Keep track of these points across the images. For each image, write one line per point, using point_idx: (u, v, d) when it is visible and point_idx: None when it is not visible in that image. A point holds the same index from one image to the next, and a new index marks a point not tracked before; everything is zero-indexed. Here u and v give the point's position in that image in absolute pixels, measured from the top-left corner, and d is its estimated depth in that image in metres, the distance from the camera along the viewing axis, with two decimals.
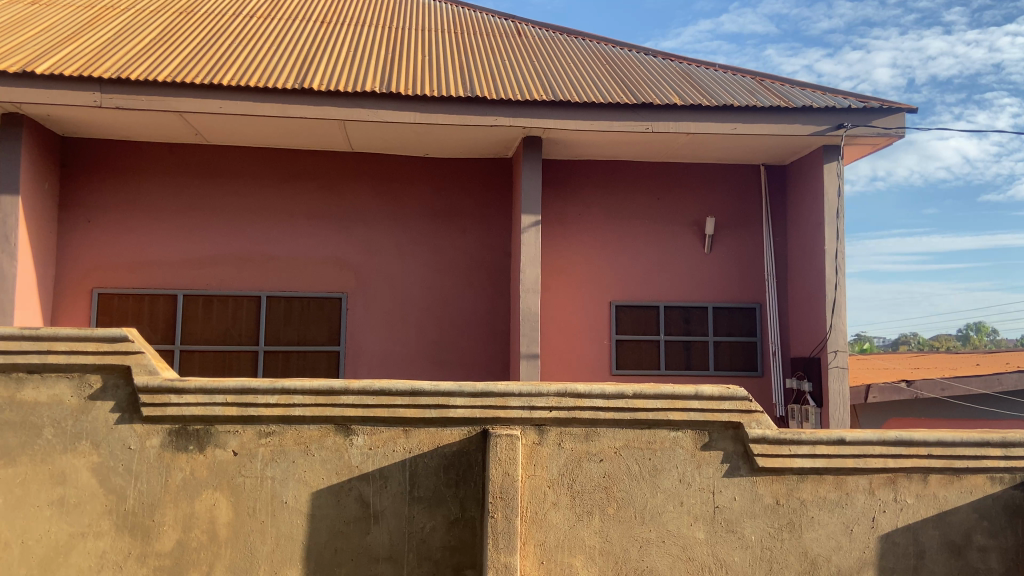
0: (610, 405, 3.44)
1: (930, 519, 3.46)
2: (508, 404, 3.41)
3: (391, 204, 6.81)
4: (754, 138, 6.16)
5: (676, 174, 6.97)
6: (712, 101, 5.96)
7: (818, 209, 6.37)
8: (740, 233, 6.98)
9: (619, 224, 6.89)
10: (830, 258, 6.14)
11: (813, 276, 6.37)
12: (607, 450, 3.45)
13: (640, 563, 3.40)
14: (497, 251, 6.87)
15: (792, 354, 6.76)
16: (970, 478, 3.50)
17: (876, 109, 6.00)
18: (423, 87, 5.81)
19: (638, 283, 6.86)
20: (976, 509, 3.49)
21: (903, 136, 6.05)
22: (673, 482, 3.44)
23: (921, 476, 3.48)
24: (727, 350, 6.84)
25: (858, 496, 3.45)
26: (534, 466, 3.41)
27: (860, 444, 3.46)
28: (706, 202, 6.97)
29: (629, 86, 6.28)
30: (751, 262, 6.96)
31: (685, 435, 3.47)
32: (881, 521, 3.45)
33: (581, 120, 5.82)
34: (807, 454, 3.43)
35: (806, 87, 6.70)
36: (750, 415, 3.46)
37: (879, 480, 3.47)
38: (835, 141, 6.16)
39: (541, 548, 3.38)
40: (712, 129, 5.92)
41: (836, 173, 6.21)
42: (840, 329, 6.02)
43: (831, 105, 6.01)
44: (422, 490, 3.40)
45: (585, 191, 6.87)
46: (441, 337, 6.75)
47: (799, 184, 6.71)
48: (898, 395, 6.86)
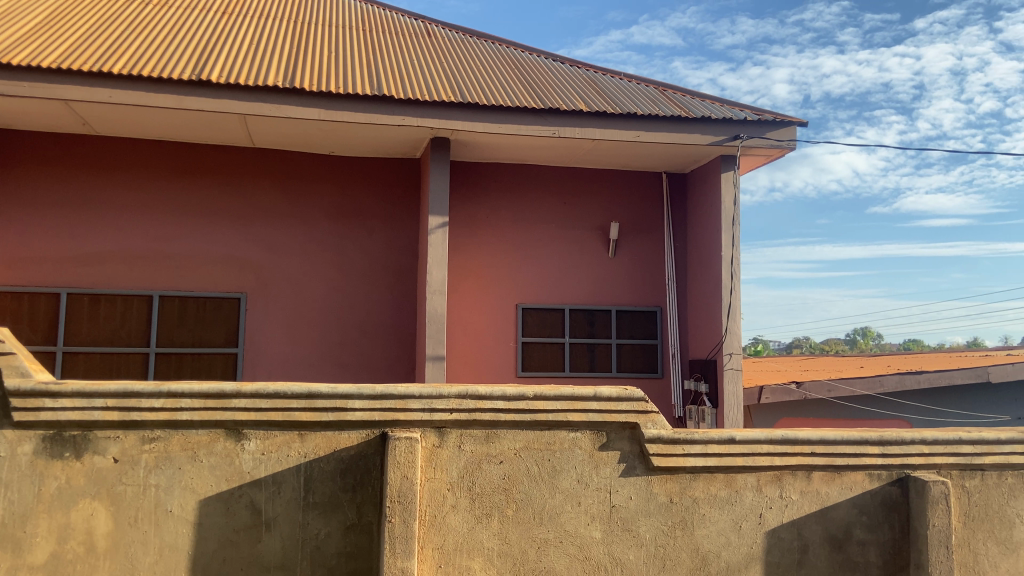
0: (510, 407, 3.45)
1: (813, 515, 3.62)
2: (408, 407, 3.37)
3: (294, 202, 6.64)
4: (657, 146, 6.33)
5: (583, 179, 7.08)
6: (618, 108, 6.09)
7: (715, 217, 6.60)
8: (643, 238, 7.15)
9: (527, 228, 6.94)
10: (726, 264, 6.37)
11: (710, 281, 6.60)
12: (506, 452, 3.46)
13: (538, 564, 3.43)
14: (403, 252, 6.80)
15: (690, 356, 6.98)
16: (850, 475, 3.66)
17: (770, 121, 6.28)
18: (329, 84, 5.70)
19: (544, 286, 6.93)
20: (856, 504, 3.65)
21: (795, 148, 6.35)
22: (571, 483, 3.48)
23: (805, 472, 3.63)
24: (629, 352, 6.99)
25: (746, 493, 3.59)
26: (434, 469, 3.39)
27: (749, 443, 3.59)
28: (611, 207, 7.12)
29: (537, 91, 6.34)
30: (653, 266, 7.15)
31: (584, 435, 3.52)
32: (767, 517, 3.59)
33: (489, 123, 5.83)
34: (699, 452, 3.54)
35: (706, 98, 6.94)
36: (647, 415, 3.54)
37: (767, 477, 3.61)
38: (732, 152, 6.40)
39: (439, 552, 3.35)
40: (617, 136, 6.04)
41: (732, 182, 6.45)
42: (734, 332, 6.26)
43: (728, 116, 6.25)
44: (317, 495, 3.31)
45: (492, 193, 6.89)
46: (345, 339, 6.61)
47: (698, 192, 6.94)
48: (789, 395, 7.14)
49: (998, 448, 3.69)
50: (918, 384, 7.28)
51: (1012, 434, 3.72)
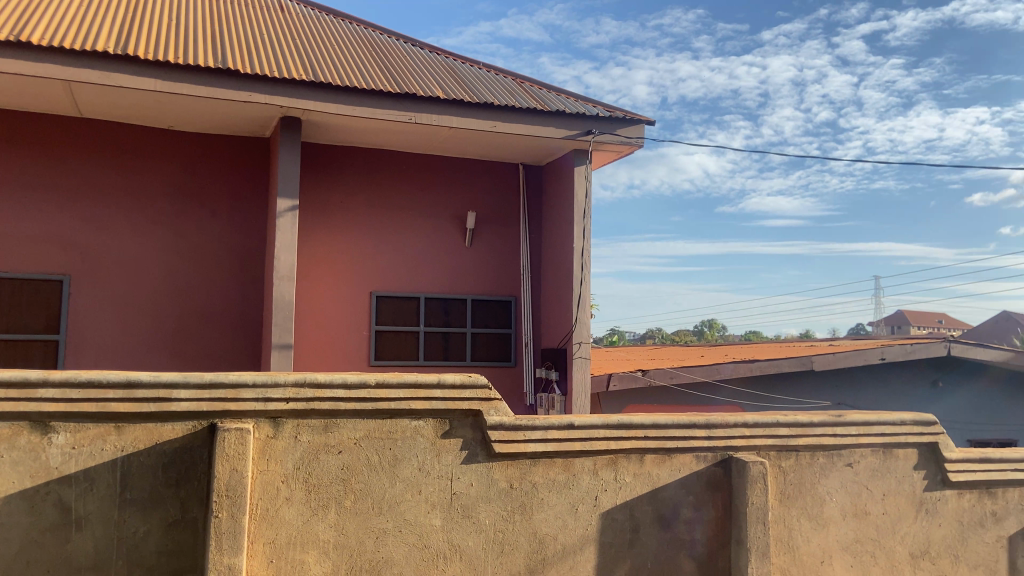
0: (350, 395, 3.36)
1: (644, 496, 3.78)
2: (240, 396, 3.21)
3: (127, 179, 6.18)
4: (513, 137, 6.39)
5: (440, 167, 7.03)
6: (475, 97, 6.09)
7: (568, 209, 6.75)
8: (499, 228, 7.20)
9: (383, 215, 6.82)
10: (577, 255, 6.52)
11: (562, 272, 6.75)
12: (346, 442, 3.36)
13: (376, 554, 3.37)
14: (248, 236, 6.50)
15: (542, 345, 7.13)
16: (680, 457, 3.84)
17: (620, 118, 6.50)
18: (168, 54, 5.33)
19: (399, 273, 6.83)
20: (684, 484, 3.84)
21: (642, 145, 6.61)
22: (411, 471, 3.45)
23: (639, 455, 3.78)
24: (483, 341, 7.04)
25: (583, 476, 3.69)
26: (267, 460, 3.25)
27: (586, 428, 3.70)
28: (468, 197, 7.12)
29: (394, 75, 6.22)
30: (509, 256, 7.22)
31: (426, 423, 3.48)
32: (602, 500, 3.71)
33: (342, 105, 5.67)
34: (539, 438, 3.61)
35: (562, 92, 7.08)
36: (490, 402, 3.55)
37: (603, 461, 3.73)
38: (585, 146, 6.57)
39: (271, 546, 3.23)
40: (473, 125, 6.05)
41: (585, 175, 6.62)
42: (584, 322, 6.44)
43: (581, 112, 6.41)
44: (136, 491, 3.09)
45: (347, 177, 6.71)
46: (183, 326, 6.24)
47: (553, 185, 7.08)
48: (635, 383, 7.43)
49: (810, 430, 3.97)
50: (751, 371, 7.69)
51: (824, 416, 4.01)
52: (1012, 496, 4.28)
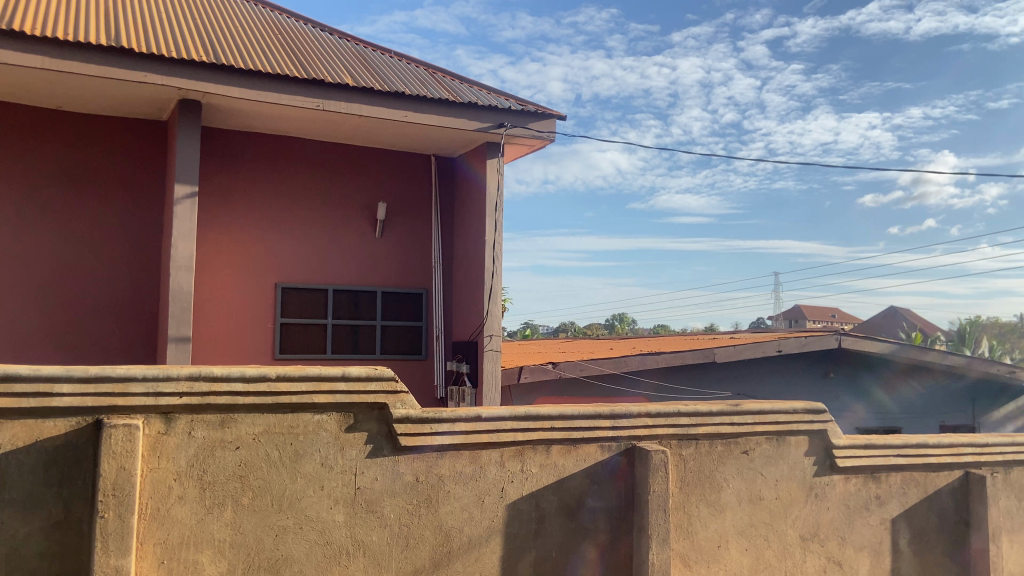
0: (249, 389, 3.24)
1: (550, 486, 3.81)
2: (129, 391, 3.04)
3: (9, 161, 5.77)
4: (425, 127, 6.32)
5: (350, 156, 6.89)
6: (386, 86, 5.99)
7: (479, 201, 6.73)
8: (411, 219, 7.12)
9: (289, 204, 6.63)
10: (488, 248, 6.51)
11: (473, 264, 6.73)
12: (244, 437, 3.25)
13: (275, 552, 3.27)
14: (145, 224, 6.19)
15: (453, 338, 7.09)
16: (585, 447, 3.90)
17: (532, 112, 6.53)
18: (54, 29, 5.00)
19: (306, 265, 6.66)
20: (589, 474, 3.89)
21: (553, 140, 6.66)
22: (314, 466, 3.36)
23: (545, 446, 3.81)
24: (393, 334, 6.94)
25: (489, 468, 3.69)
26: (158, 457, 3.10)
27: (494, 420, 3.70)
28: (378, 187, 7.00)
29: (301, 60, 6.05)
30: (420, 248, 7.15)
31: (329, 418, 3.40)
32: (509, 491, 3.72)
33: (245, 89, 5.47)
34: (445, 430, 3.59)
35: (474, 84, 7.05)
36: (396, 395, 3.50)
37: (509, 452, 3.73)
38: (496, 139, 6.57)
39: (163, 546, 3.08)
40: (383, 114, 5.95)
41: (497, 168, 6.62)
42: (494, 314, 6.44)
43: (493, 104, 6.41)
44: (13, 492, 2.90)
45: (251, 165, 6.49)
46: (72, 318, 5.89)
47: (465, 177, 7.05)
48: (546, 374, 7.47)
49: (710, 419, 4.09)
50: (656, 363, 7.87)
51: (722, 406, 4.14)
52: (895, 480, 4.52)
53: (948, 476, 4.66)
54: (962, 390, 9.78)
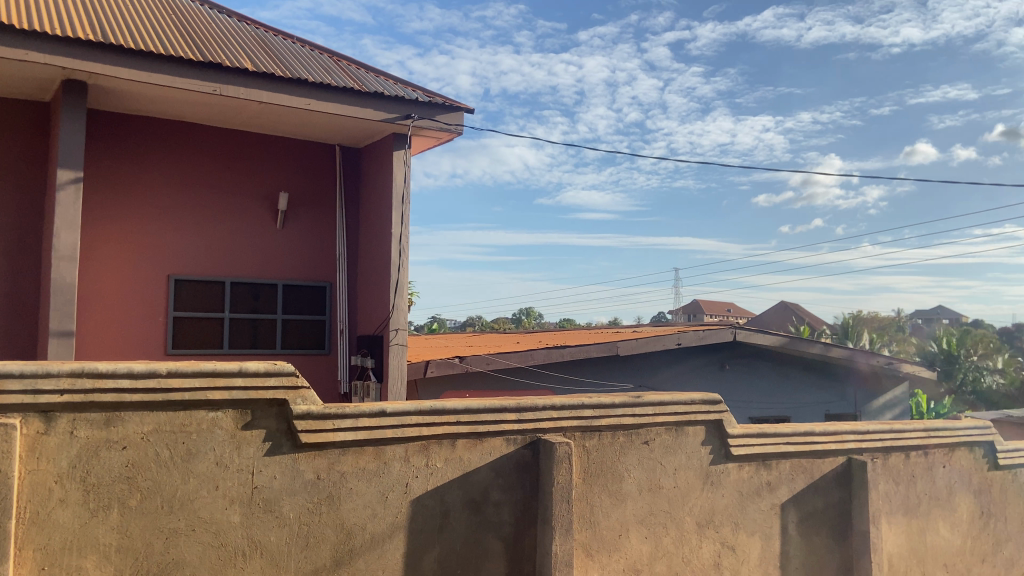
0: (138, 386, 3.06)
1: (455, 481, 3.79)
2: (3, 389, 2.82)
3: None
4: (329, 116, 6.16)
5: (250, 143, 6.64)
6: (289, 73, 5.80)
7: (386, 193, 6.60)
8: (314, 210, 6.94)
9: (184, 192, 6.34)
10: (395, 241, 6.40)
11: (379, 257, 6.61)
12: (132, 436, 3.07)
13: (166, 555, 3.12)
14: (24, 210, 5.78)
15: (357, 332, 6.96)
16: (491, 441, 3.90)
17: (440, 105, 6.47)
18: None
19: (202, 256, 6.38)
20: (494, 468, 3.89)
21: (461, 133, 6.63)
22: (208, 466, 3.22)
23: (450, 441, 3.78)
24: (295, 328, 6.75)
25: (393, 464, 3.63)
26: (36, 459, 2.89)
27: (398, 415, 3.64)
28: (280, 177, 6.78)
29: (197, 42, 5.77)
30: (324, 240, 6.98)
31: (225, 415, 3.27)
32: (413, 486, 3.68)
33: (137, 70, 5.17)
34: (348, 426, 3.51)
35: (380, 74, 6.92)
36: (296, 391, 3.40)
37: (414, 447, 3.69)
38: (403, 130, 6.48)
39: (43, 553, 2.89)
40: (286, 101, 5.76)
41: (403, 160, 6.51)
42: (400, 308, 6.35)
43: (400, 95, 6.31)
44: None
45: (143, 150, 6.16)
46: None
47: (371, 168, 6.92)
48: (453, 369, 7.40)
49: (612, 411, 4.17)
50: (562, 356, 7.97)
51: (625, 398, 4.23)
52: (784, 467, 4.75)
53: (832, 462, 4.92)
54: (845, 380, 10.37)
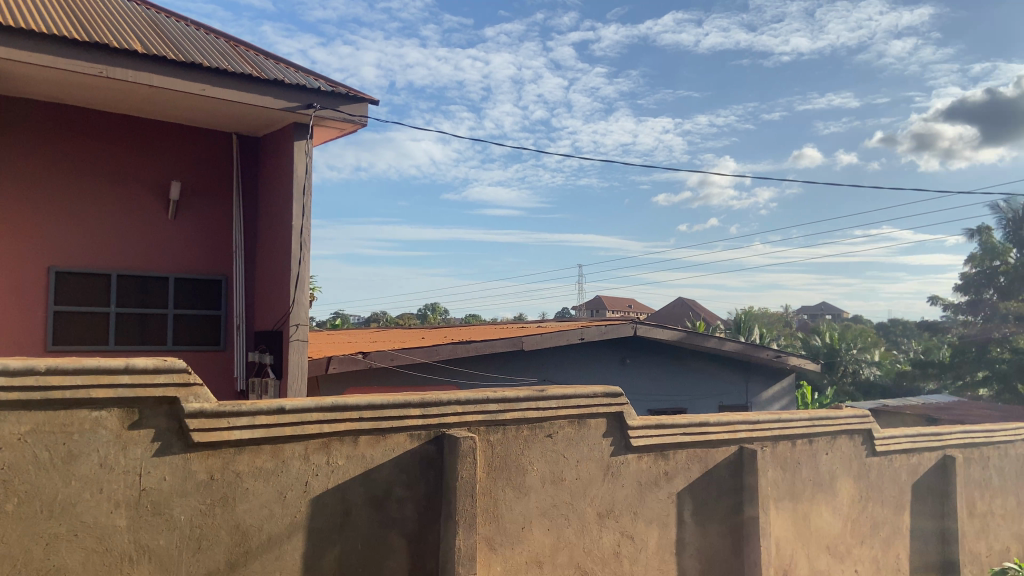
0: (13, 384, 2.85)
1: (357, 478, 3.72)
2: None
3: None
4: (226, 104, 5.92)
5: (139, 129, 6.30)
6: (180, 55, 5.53)
7: (286, 184, 6.39)
8: (209, 201, 6.66)
9: (66, 179, 5.95)
10: (296, 233, 6.18)
11: (279, 250, 6.40)
12: (7, 438, 2.86)
13: (45, 564, 2.92)
14: None
15: (255, 327, 6.73)
16: (393, 437, 3.84)
17: (343, 95, 6.33)
18: None
19: (86, 247, 6.01)
20: (397, 464, 3.85)
21: (365, 125, 6.51)
22: (92, 468, 3.04)
23: (352, 438, 3.71)
24: (187, 323, 6.47)
25: (292, 462, 3.53)
26: None
27: (298, 412, 3.54)
28: (172, 165, 6.47)
29: (81, 20, 5.42)
30: (219, 232, 6.70)
31: (110, 414, 3.08)
32: (313, 485, 3.58)
33: (12, 48, 4.80)
34: (245, 425, 3.38)
35: (280, 61, 6.70)
36: (188, 388, 3.25)
37: (314, 445, 3.59)
38: (304, 120, 6.30)
39: None
40: (179, 86, 5.49)
41: (304, 151, 6.33)
42: (301, 303, 6.17)
43: (302, 84, 6.13)
44: None
45: (19, 133, 5.74)
46: None
47: (270, 158, 6.70)
48: (355, 365, 7.26)
49: (516, 405, 4.19)
50: (467, 352, 7.96)
51: (529, 392, 4.26)
52: (680, 457, 4.91)
53: (725, 451, 5.12)
54: (737, 373, 10.82)
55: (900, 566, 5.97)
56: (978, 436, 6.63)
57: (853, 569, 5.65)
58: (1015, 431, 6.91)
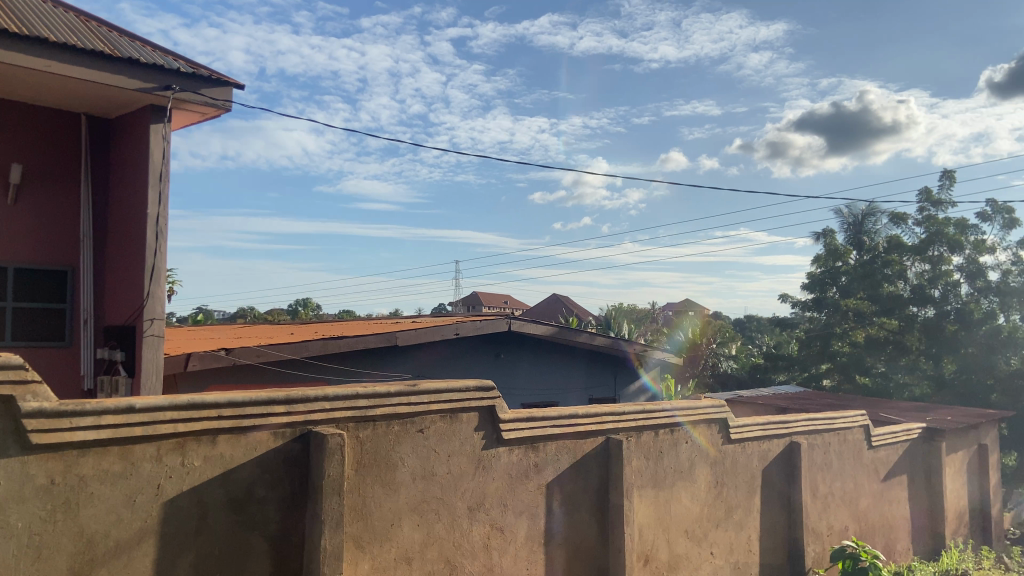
0: None
1: (214, 479, 3.55)
2: None
3: None
4: (74, 81, 5.49)
5: None
6: (21, 27, 5.08)
7: (141, 170, 6.00)
8: (53, 186, 6.15)
9: None
10: (151, 222, 5.82)
11: (132, 240, 6.01)
12: None
13: None
14: None
15: (105, 322, 6.29)
16: (256, 435, 3.70)
17: (205, 78, 6.02)
18: None
19: None
20: (259, 463, 3.71)
21: (228, 110, 6.23)
22: None
23: (210, 437, 3.54)
24: (27, 318, 5.96)
25: (143, 464, 3.33)
26: None
27: (150, 410, 3.34)
28: (11, 146, 5.93)
29: None
30: (65, 220, 6.21)
31: None
32: (166, 487, 3.39)
33: None
34: (91, 424, 3.15)
35: (135, 39, 6.28)
36: (26, 386, 3.00)
37: (168, 445, 3.41)
38: (163, 103, 5.94)
39: None
40: (19, 60, 5.04)
41: (162, 135, 5.96)
42: (157, 297, 5.81)
43: (160, 64, 5.78)
44: None
45: None
46: None
47: (124, 142, 6.28)
48: (217, 362, 6.93)
49: (387, 400, 4.13)
50: (338, 348, 7.77)
51: (400, 387, 4.22)
52: (550, 448, 5.01)
53: (593, 441, 5.28)
54: (606, 366, 11.17)
55: (751, 547, 6.36)
56: (820, 423, 7.17)
57: (709, 552, 5.96)
58: (852, 418, 7.53)
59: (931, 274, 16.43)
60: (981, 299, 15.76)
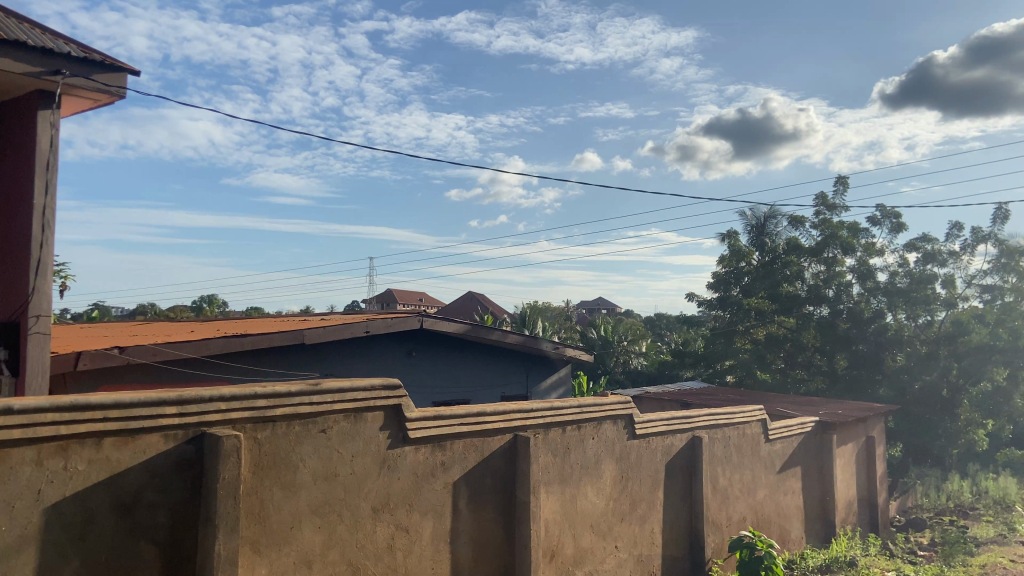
0: None
1: (100, 484, 3.38)
2: None
3: None
4: None
5: None
6: None
7: (26, 158, 5.65)
8: None
9: None
10: (37, 214, 5.49)
11: (16, 232, 5.65)
12: None
13: None
14: None
15: None
16: (145, 438, 3.55)
17: (98, 63, 5.74)
18: None
19: None
20: (148, 467, 3.56)
21: (123, 97, 5.95)
22: None
23: (95, 440, 3.37)
24: None
25: (22, 470, 3.13)
26: None
27: (29, 412, 3.15)
28: None
29: None
30: None
31: None
32: (47, 493, 3.21)
33: None
34: None
35: (20, 18, 5.91)
36: None
37: (49, 449, 3.22)
38: (51, 88, 5.62)
39: None
40: None
41: (50, 122, 5.64)
42: (43, 293, 5.49)
43: (48, 47, 5.46)
44: None
45: None
46: None
47: (7, 127, 5.89)
48: (111, 361, 6.60)
49: (287, 400, 4.04)
50: (242, 346, 7.53)
51: (302, 386, 4.13)
52: (457, 447, 5.00)
53: (500, 439, 5.30)
54: (517, 364, 11.24)
55: (654, 539, 6.52)
56: (720, 418, 7.44)
57: (614, 546, 6.08)
58: (751, 413, 7.84)
59: (826, 275, 17.30)
60: (871, 299, 16.69)
